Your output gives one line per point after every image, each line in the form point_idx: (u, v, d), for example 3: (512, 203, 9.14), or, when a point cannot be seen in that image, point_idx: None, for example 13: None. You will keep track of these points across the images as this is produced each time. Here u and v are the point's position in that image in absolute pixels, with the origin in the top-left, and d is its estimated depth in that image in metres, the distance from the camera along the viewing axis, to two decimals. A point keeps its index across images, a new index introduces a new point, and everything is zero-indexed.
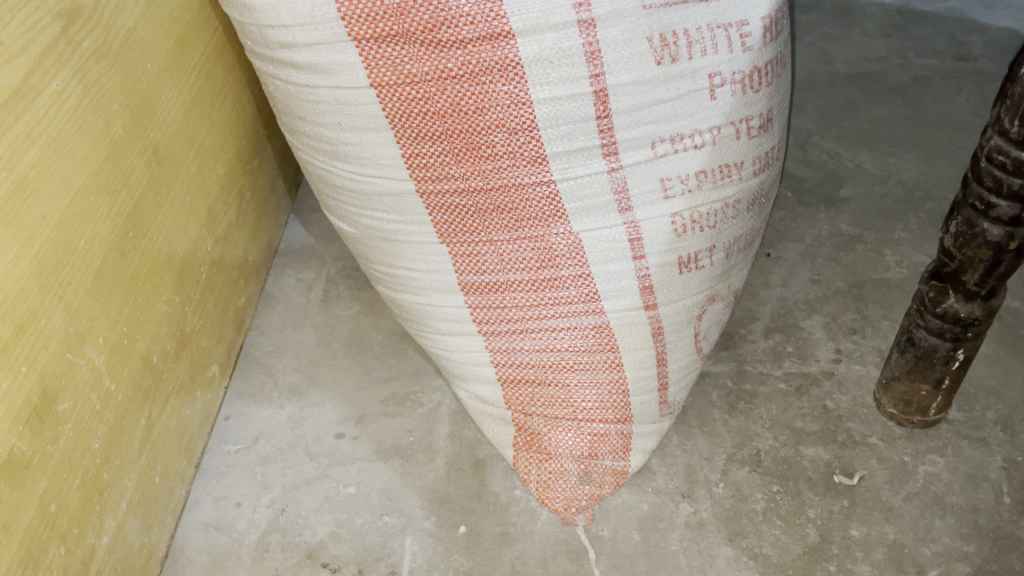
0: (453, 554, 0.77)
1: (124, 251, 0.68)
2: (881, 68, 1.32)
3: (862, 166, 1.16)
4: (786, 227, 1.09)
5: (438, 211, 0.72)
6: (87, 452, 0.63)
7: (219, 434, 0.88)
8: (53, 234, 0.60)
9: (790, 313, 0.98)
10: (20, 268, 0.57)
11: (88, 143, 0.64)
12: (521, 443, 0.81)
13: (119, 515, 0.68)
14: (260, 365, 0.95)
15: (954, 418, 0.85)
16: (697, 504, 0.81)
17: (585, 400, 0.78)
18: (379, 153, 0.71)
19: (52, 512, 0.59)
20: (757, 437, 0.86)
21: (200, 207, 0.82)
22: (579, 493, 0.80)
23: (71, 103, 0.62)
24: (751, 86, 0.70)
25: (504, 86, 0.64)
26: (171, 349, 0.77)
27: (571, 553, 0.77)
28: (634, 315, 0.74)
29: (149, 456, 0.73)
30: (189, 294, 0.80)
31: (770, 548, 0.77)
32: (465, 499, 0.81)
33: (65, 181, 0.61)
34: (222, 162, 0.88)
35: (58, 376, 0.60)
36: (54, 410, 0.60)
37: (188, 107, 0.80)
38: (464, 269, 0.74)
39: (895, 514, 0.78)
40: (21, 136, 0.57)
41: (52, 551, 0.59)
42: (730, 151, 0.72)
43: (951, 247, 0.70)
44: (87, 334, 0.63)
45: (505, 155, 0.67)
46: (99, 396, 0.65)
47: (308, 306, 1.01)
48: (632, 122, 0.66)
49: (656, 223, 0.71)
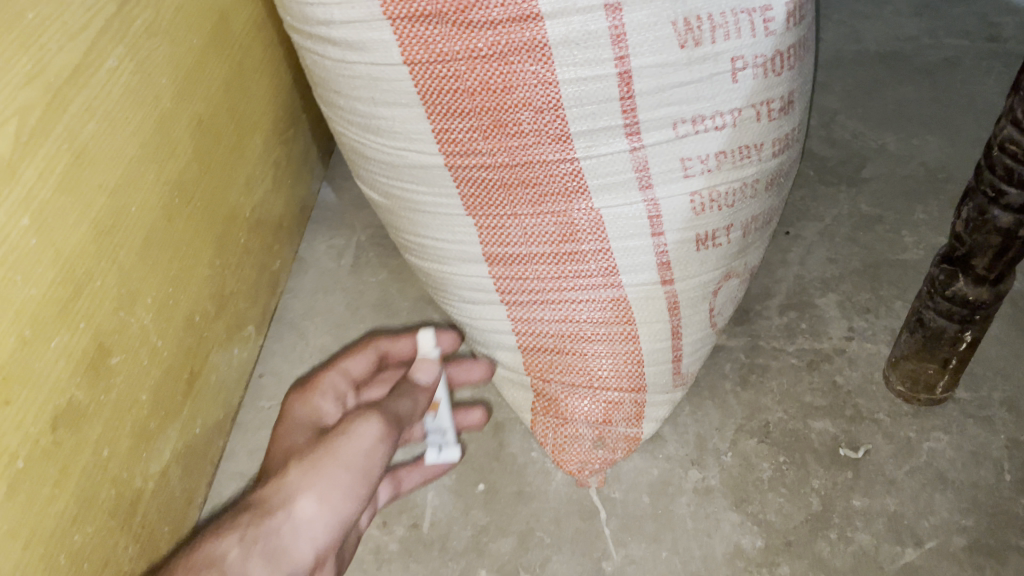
0: (472, 510, 0.84)
1: (171, 216, 0.73)
2: (910, 49, 1.32)
3: (886, 147, 1.17)
4: (806, 206, 1.11)
5: (465, 184, 0.75)
6: (135, 402, 0.68)
7: (253, 390, 0.93)
8: (108, 201, 0.64)
9: (806, 290, 1.00)
10: (79, 233, 0.60)
11: (139, 115, 0.67)
12: (539, 408, 0.86)
13: (163, 462, 0.73)
14: (292, 326, 0.99)
15: (960, 398, 0.88)
16: (705, 471, 0.85)
17: (602, 369, 0.82)
18: (411, 127, 0.73)
19: (105, 455, 0.64)
20: (767, 410, 0.89)
21: (239, 175, 0.86)
22: (593, 457, 0.84)
23: (125, 78, 0.66)
24: (773, 70, 0.72)
25: (532, 66, 0.66)
26: (211, 310, 0.81)
27: (584, 513, 0.83)
28: (651, 290, 0.78)
29: (189, 409, 0.78)
30: (228, 258, 0.85)
31: (773, 515, 0.81)
32: (484, 459, 0.88)
33: (118, 150, 0.65)
34: (260, 131, 0.92)
35: (112, 332, 0.65)
36: (108, 363, 0.64)
37: (229, 80, 0.83)
38: (489, 240, 0.78)
39: (897, 488, 0.82)
40: (81, 109, 0.60)
41: (103, 493, 0.64)
42: (751, 133, 0.74)
43: (962, 232, 0.72)
44: (137, 294, 0.68)
45: (531, 132, 0.69)
46: (146, 352, 0.70)
47: (338, 272, 1.05)
48: (654, 103, 0.68)
49: (676, 201, 0.73)
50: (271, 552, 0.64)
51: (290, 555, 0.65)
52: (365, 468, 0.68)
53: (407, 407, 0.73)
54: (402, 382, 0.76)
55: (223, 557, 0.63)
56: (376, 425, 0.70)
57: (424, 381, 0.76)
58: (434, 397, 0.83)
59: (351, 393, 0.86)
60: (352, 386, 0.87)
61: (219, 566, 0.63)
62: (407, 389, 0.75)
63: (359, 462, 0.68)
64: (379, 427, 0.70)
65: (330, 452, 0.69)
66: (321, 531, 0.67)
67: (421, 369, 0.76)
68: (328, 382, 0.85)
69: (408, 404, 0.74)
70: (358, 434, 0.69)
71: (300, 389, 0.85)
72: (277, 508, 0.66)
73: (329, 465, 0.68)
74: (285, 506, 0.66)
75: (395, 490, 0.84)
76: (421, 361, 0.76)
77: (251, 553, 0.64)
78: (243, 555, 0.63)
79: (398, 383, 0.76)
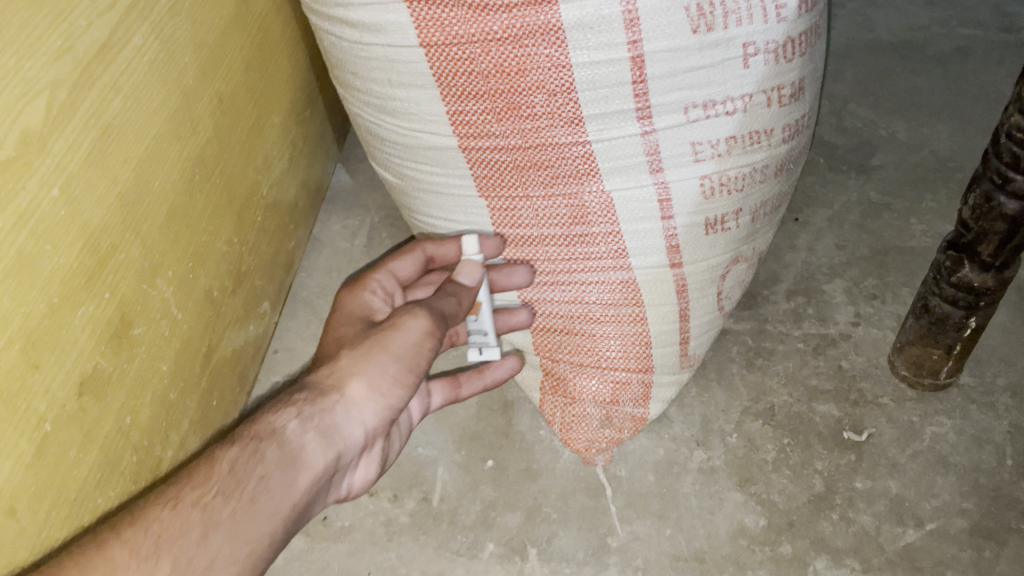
0: (481, 485, 0.86)
1: (191, 192, 0.74)
2: (923, 38, 1.32)
3: (896, 135, 1.17)
4: (816, 193, 1.12)
5: (479, 166, 0.76)
6: (156, 373, 0.70)
7: (269, 366, 0.95)
8: (132, 176, 0.65)
9: (813, 276, 1.01)
10: (105, 206, 0.62)
11: (161, 92, 0.69)
12: (548, 387, 0.88)
13: (181, 433, 0.75)
14: (307, 304, 1.01)
15: (964, 383, 0.89)
16: (710, 452, 0.86)
17: (610, 349, 0.83)
18: (425, 109, 0.74)
19: (127, 423, 0.66)
20: (773, 392, 0.90)
21: (257, 153, 0.88)
22: (600, 437, 0.86)
23: (150, 56, 0.67)
24: (785, 56, 0.72)
25: (546, 49, 0.66)
26: (229, 285, 0.83)
27: (590, 490, 0.85)
28: (660, 273, 0.79)
29: (207, 382, 0.80)
30: (246, 235, 0.86)
31: (777, 495, 0.82)
32: (493, 436, 0.90)
33: (142, 126, 0.66)
34: (278, 111, 0.93)
35: (134, 304, 0.66)
36: (130, 334, 0.66)
37: (248, 60, 0.84)
38: (501, 221, 0.79)
39: (899, 470, 0.83)
40: (107, 86, 0.62)
41: (125, 459, 0.66)
42: (761, 118, 0.74)
43: (969, 219, 0.73)
44: (159, 268, 0.70)
45: (543, 115, 0.70)
46: (167, 324, 0.71)
47: (351, 252, 1.06)
48: (666, 87, 0.68)
49: (686, 184, 0.74)
50: (326, 429, 0.62)
51: (341, 434, 0.63)
52: (416, 358, 0.65)
53: (452, 306, 0.72)
54: (446, 284, 0.76)
55: (282, 429, 0.60)
56: (424, 320, 0.66)
57: (468, 282, 0.76)
58: (477, 300, 0.80)
59: (399, 293, 0.86)
60: (400, 287, 0.86)
61: (277, 439, 0.59)
62: (452, 289, 0.75)
63: (407, 352, 0.65)
64: (427, 321, 0.66)
65: (378, 344, 0.65)
66: (371, 414, 0.64)
67: (465, 272, 0.76)
68: (376, 281, 0.84)
69: (454, 302, 0.73)
70: (403, 331, 0.65)
71: (349, 285, 0.84)
72: (331, 390, 0.63)
73: (377, 353, 0.64)
74: (337, 387, 0.63)
75: (455, 393, 0.87)
76: (465, 264, 0.77)
77: (308, 428, 0.61)
78: (300, 429, 0.60)
79: (442, 285, 0.76)
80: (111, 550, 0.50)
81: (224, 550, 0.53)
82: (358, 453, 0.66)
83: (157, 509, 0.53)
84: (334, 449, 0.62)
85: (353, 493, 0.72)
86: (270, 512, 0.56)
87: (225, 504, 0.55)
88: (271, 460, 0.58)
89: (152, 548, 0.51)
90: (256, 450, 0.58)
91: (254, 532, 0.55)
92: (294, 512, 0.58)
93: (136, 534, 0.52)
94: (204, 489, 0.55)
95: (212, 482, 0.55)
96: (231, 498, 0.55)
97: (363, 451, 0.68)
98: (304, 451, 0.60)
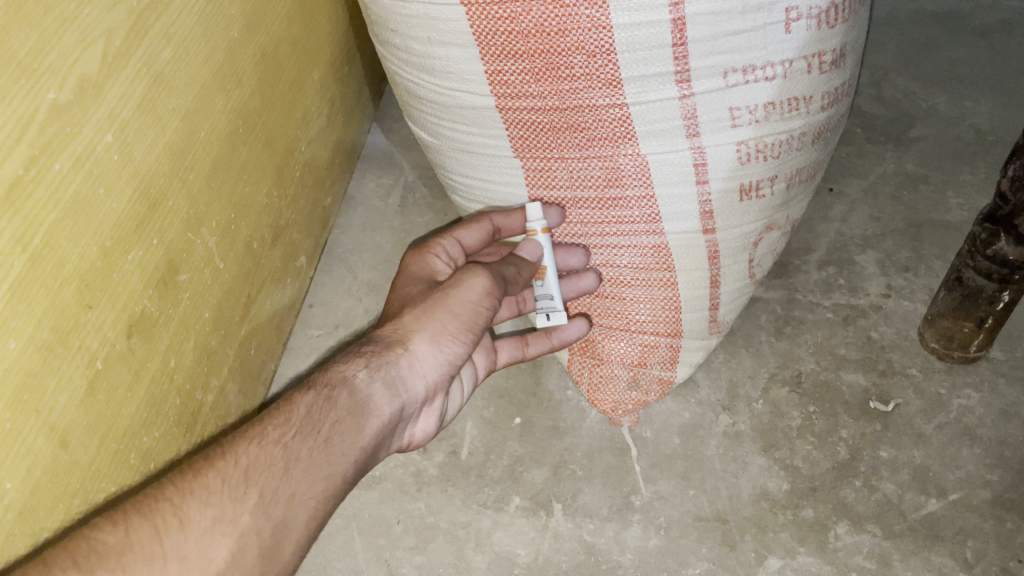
0: (509, 441, 0.88)
1: (235, 144, 0.76)
2: (968, 8, 1.30)
3: (937, 107, 1.16)
4: (852, 163, 1.11)
5: (515, 126, 0.76)
6: (200, 319, 0.72)
7: (304, 319, 0.97)
8: (180, 125, 0.67)
9: (846, 247, 1.01)
10: (154, 153, 0.64)
11: (209, 45, 0.70)
12: (576, 348, 0.90)
13: (221, 378, 0.77)
14: (341, 261, 1.03)
15: (994, 357, 0.89)
16: (736, 416, 0.87)
17: (639, 313, 0.84)
18: (465, 68, 0.74)
19: (172, 366, 0.69)
20: (800, 360, 0.91)
21: (296, 109, 0.89)
22: (626, 398, 0.88)
23: (198, 8, 0.68)
24: (827, 22, 0.70)
25: (587, 10, 0.65)
26: (268, 238, 0.85)
27: (615, 450, 0.87)
28: (692, 238, 0.79)
29: (246, 331, 0.82)
30: (285, 190, 0.88)
31: (801, 461, 0.83)
32: (522, 394, 0.92)
33: (192, 77, 0.68)
34: (317, 68, 0.94)
35: (180, 251, 0.68)
36: (176, 280, 0.68)
37: (290, 16, 0.85)
38: (535, 183, 0.81)
39: (924, 441, 0.83)
40: (158, 36, 0.63)
41: (169, 401, 0.69)
42: (800, 85, 0.73)
43: (1007, 190, 0.71)
44: (203, 217, 0.71)
45: (582, 76, 0.70)
46: (211, 273, 0.73)
47: (385, 210, 1.08)
48: (707, 50, 0.67)
49: (722, 149, 0.73)
50: (393, 380, 0.64)
51: (406, 386, 0.65)
52: (475, 317, 0.68)
53: (512, 273, 0.76)
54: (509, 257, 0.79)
55: (352, 377, 0.62)
56: (484, 278, 0.69)
57: (529, 257, 0.79)
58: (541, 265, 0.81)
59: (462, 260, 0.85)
60: (464, 254, 0.85)
61: (348, 387, 0.62)
62: (513, 260, 0.78)
63: (467, 308, 0.68)
64: (486, 281, 0.69)
65: (439, 303, 0.68)
66: (433, 369, 0.67)
67: (527, 248, 0.79)
68: (441, 245, 0.83)
69: (514, 270, 0.76)
70: (463, 290, 0.68)
71: (415, 247, 0.84)
72: (395, 344, 0.66)
73: (439, 311, 0.67)
74: (401, 343, 0.66)
75: (522, 352, 0.87)
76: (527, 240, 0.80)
77: (377, 378, 0.63)
78: (369, 380, 0.63)
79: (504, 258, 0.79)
80: (205, 478, 0.53)
81: (302, 486, 0.56)
82: (421, 406, 0.68)
83: (245, 443, 0.56)
84: (399, 400, 0.64)
85: (414, 443, 0.74)
86: (344, 455, 0.59)
87: (303, 444, 0.57)
88: (342, 407, 0.60)
89: (241, 479, 0.54)
90: (331, 397, 0.60)
91: (327, 470, 0.57)
92: (362, 458, 0.60)
93: (227, 466, 0.54)
94: (284, 429, 0.57)
95: (292, 423, 0.58)
96: (308, 438, 0.57)
97: (425, 404, 0.70)
98: (372, 401, 0.63)
